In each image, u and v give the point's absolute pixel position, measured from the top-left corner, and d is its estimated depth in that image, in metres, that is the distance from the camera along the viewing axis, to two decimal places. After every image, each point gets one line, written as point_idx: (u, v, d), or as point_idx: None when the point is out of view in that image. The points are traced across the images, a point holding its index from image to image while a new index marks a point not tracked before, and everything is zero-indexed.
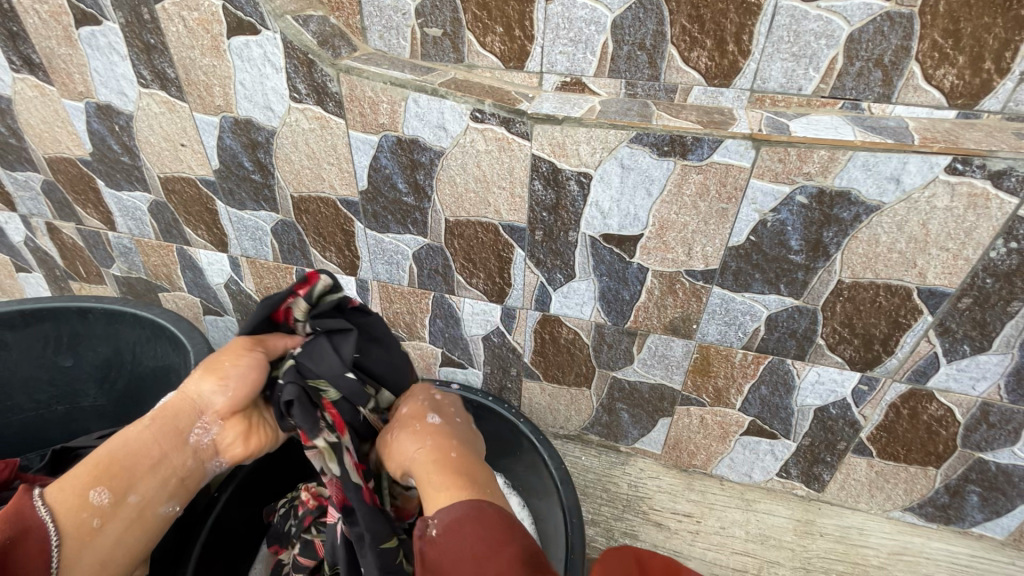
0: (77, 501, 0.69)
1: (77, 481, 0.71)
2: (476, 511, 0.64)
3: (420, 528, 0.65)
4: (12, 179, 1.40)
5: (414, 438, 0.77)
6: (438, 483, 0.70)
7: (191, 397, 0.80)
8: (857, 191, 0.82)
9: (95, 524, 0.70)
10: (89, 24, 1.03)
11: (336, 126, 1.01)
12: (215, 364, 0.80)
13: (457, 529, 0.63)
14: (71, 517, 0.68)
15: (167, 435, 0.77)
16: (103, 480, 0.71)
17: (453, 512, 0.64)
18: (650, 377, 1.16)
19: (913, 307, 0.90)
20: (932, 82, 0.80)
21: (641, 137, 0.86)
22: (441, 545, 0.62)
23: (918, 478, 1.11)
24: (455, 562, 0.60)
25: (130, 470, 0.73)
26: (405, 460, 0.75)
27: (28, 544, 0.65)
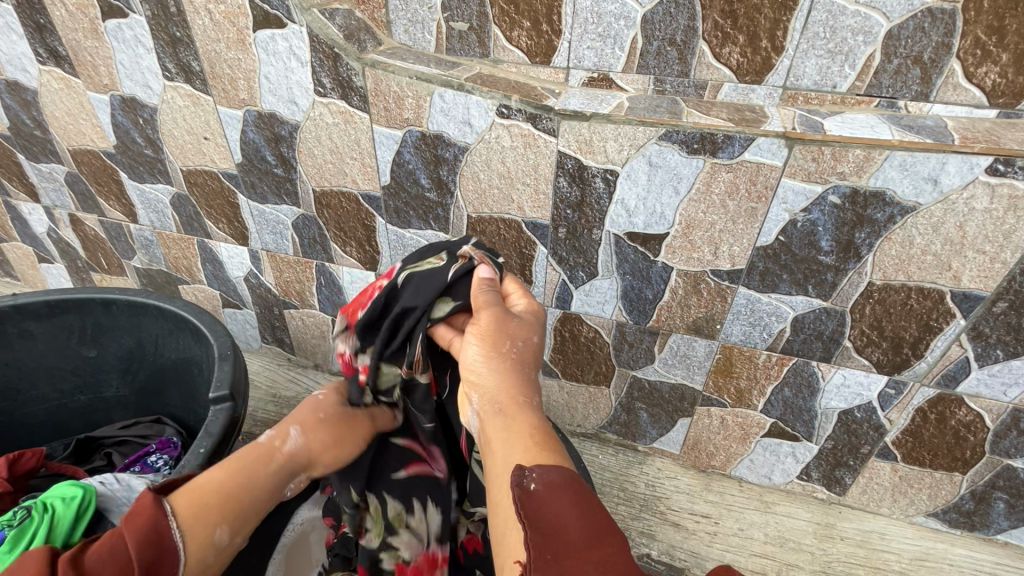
0: (206, 534, 0.64)
1: (213, 512, 0.66)
2: (585, 483, 0.54)
3: (516, 477, 0.54)
4: (36, 170, 1.41)
5: (507, 376, 0.67)
6: (533, 440, 0.60)
7: (303, 449, 0.80)
8: (891, 192, 0.80)
9: (209, 563, 0.64)
10: (116, 17, 1.04)
11: (360, 121, 1.01)
12: (339, 423, 0.84)
13: (560, 493, 0.52)
14: (196, 544, 0.63)
15: (273, 481, 0.75)
16: (226, 516, 0.67)
17: (559, 473, 0.54)
18: (671, 376, 1.15)
19: (946, 311, 0.89)
20: (973, 81, 0.78)
21: (669, 134, 0.84)
22: (545, 499, 0.52)
23: (943, 483, 1.09)
24: (556, 529, 0.49)
25: (246, 509, 0.70)
26: (493, 396, 0.66)
27: (158, 570, 0.59)
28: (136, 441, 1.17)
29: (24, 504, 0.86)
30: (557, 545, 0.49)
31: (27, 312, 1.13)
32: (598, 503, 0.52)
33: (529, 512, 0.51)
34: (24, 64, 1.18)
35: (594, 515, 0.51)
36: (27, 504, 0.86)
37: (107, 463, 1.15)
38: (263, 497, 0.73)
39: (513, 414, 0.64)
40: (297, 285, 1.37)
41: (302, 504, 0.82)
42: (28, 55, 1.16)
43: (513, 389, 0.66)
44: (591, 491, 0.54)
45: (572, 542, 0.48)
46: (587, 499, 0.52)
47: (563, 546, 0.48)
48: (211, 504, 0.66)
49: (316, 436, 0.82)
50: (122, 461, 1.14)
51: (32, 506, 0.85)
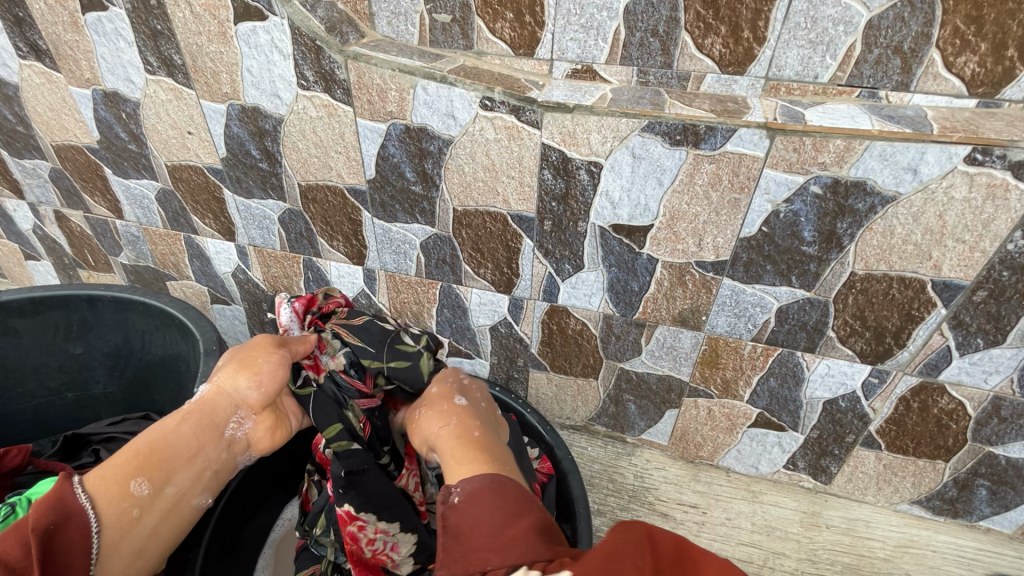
0: (117, 493, 0.69)
1: (124, 472, 0.70)
2: (498, 483, 0.63)
3: (443, 497, 0.64)
4: (20, 166, 1.40)
5: (438, 422, 0.79)
6: (463, 459, 0.71)
7: (224, 395, 0.79)
8: (873, 182, 0.80)
9: (134, 513, 0.70)
10: (96, 10, 1.02)
11: (344, 114, 1.00)
12: (244, 360, 0.79)
13: (478, 499, 0.61)
14: (112, 506, 0.68)
15: (205, 429, 0.77)
16: (143, 471, 0.71)
17: (475, 481, 0.63)
18: (658, 368, 1.16)
19: (927, 300, 0.89)
20: (952, 70, 0.78)
21: (652, 125, 0.84)
22: (463, 504, 0.61)
23: (926, 471, 1.11)
24: (473, 529, 0.58)
25: (168, 462, 0.73)
26: (433, 440, 0.77)
27: (68, 531, 0.64)
28: (123, 438, 1.17)
29: (7, 502, 0.86)
30: (475, 543, 0.56)
31: (11, 309, 1.13)
32: (515, 494, 0.62)
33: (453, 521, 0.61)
34: (3, 58, 1.17)
35: (505, 509, 0.59)
36: (11, 501, 0.86)
37: (95, 460, 1.14)
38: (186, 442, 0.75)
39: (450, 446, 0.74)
40: (285, 280, 1.36)
41: (259, 437, 0.82)
42: (8, 49, 1.15)
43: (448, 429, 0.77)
44: (505, 485, 0.63)
45: (482, 538, 0.56)
46: (500, 494, 0.61)
47: (478, 543, 0.56)
48: (121, 466, 0.70)
49: (225, 380, 0.80)
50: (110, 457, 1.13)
51: (17, 501, 0.86)
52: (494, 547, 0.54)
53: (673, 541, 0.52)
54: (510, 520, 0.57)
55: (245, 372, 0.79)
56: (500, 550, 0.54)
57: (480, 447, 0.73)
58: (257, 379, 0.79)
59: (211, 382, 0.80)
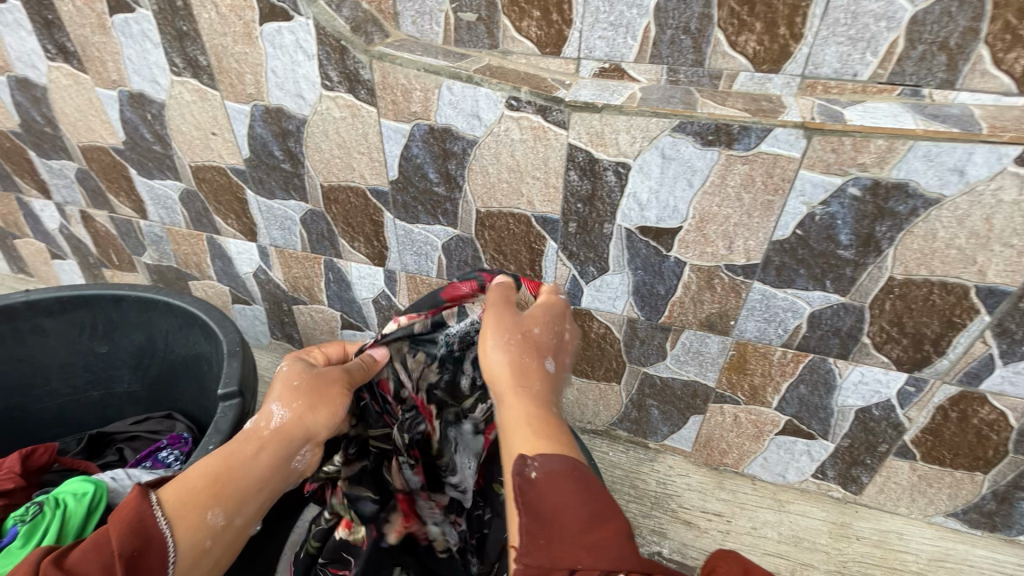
0: (196, 522, 0.61)
1: (203, 496, 0.63)
2: (582, 473, 0.56)
3: (518, 466, 0.57)
4: (47, 167, 1.42)
5: (516, 371, 0.67)
6: (538, 428, 0.62)
7: (300, 426, 0.71)
8: (915, 184, 0.77)
9: (207, 546, 0.62)
10: (123, 12, 1.03)
11: (367, 114, 1.00)
12: (313, 387, 0.72)
13: (561, 483, 0.55)
14: (188, 536, 0.60)
15: (278, 459, 0.69)
16: (219, 499, 0.64)
17: (559, 463, 0.56)
18: (683, 373, 1.13)
19: (970, 307, 0.86)
20: (1002, 67, 0.75)
21: (684, 125, 0.82)
22: (546, 488, 0.55)
23: (963, 483, 1.07)
24: (557, 517, 0.53)
25: (243, 490, 0.65)
26: (498, 387, 0.67)
27: (148, 561, 0.56)
28: (147, 437, 1.18)
29: (36, 499, 0.88)
30: (558, 535, 0.52)
31: (38, 308, 1.14)
32: (601, 489, 0.56)
33: (529, 500, 0.54)
34: (33, 61, 1.18)
35: (594, 503, 0.54)
36: (38, 500, 0.87)
37: (119, 458, 1.16)
38: (261, 471, 0.67)
39: (517, 402, 0.65)
40: (306, 280, 1.36)
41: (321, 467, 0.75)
42: (38, 51, 1.16)
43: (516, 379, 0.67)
44: (589, 476, 0.56)
45: (568, 533, 0.51)
46: (587, 486, 0.55)
47: (564, 534, 0.52)
48: (199, 489, 0.63)
49: (303, 408, 0.71)
50: (134, 456, 1.14)
51: (44, 501, 0.87)
52: (585, 543, 0.50)
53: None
54: (600, 521, 0.52)
55: (322, 404, 0.72)
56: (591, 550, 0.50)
57: (557, 418, 0.65)
58: (332, 411, 0.73)
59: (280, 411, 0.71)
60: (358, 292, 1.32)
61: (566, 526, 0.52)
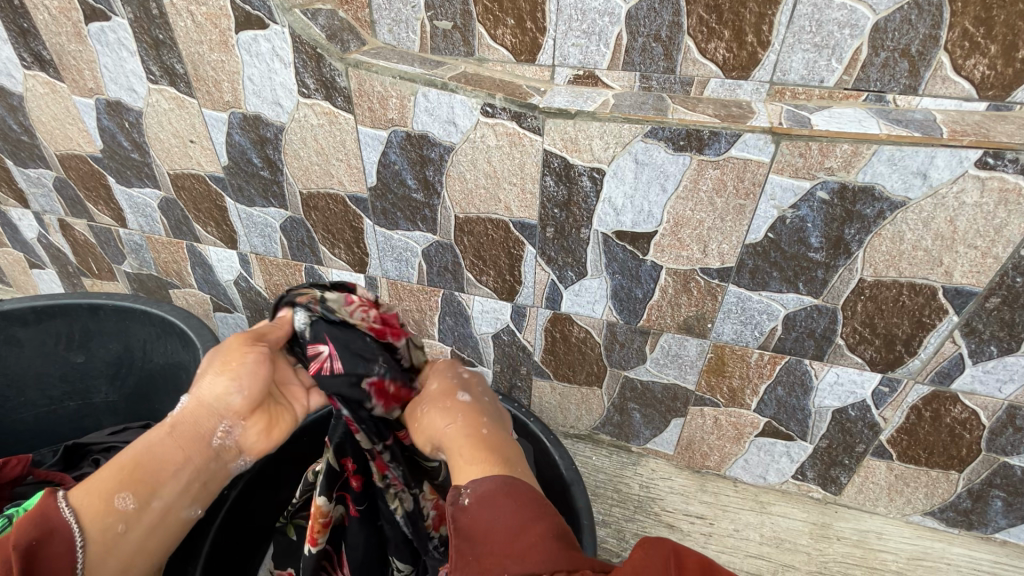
0: (101, 508, 0.62)
1: (109, 484, 0.63)
2: (512, 486, 0.59)
3: (452, 497, 0.61)
4: (24, 176, 1.40)
5: (444, 410, 0.74)
6: (472, 453, 0.67)
7: (206, 398, 0.69)
8: (881, 187, 0.79)
9: (120, 530, 0.63)
10: (98, 20, 1.03)
11: (345, 122, 1.00)
12: (223, 365, 0.70)
13: (493, 501, 0.58)
14: (96, 524, 0.61)
15: (189, 441, 0.68)
16: (128, 485, 0.64)
17: (486, 482, 0.60)
18: (663, 376, 1.14)
19: (938, 307, 0.87)
20: (962, 73, 0.77)
21: (656, 131, 0.83)
22: (475, 510, 0.58)
23: (939, 482, 1.08)
24: (487, 533, 0.55)
25: (152, 472, 0.65)
26: (434, 431, 0.73)
27: (52, 547, 0.58)
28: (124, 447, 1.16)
29: (5, 513, 0.86)
30: (490, 545, 0.55)
31: (13, 318, 1.13)
32: (530, 504, 0.58)
33: (461, 523, 0.58)
34: (9, 69, 1.18)
35: (521, 513, 0.56)
36: (9, 513, 0.86)
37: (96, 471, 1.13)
38: (173, 454, 0.67)
39: (463, 440, 0.69)
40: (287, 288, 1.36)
41: (255, 441, 0.72)
42: (13, 60, 1.16)
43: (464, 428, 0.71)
44: (521, 491, 0.59)
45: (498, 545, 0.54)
46: (516, 500, 0.58)
47: (496, 543, 0.54)
48: (108, 479, 0.63)
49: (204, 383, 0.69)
50: None
51: (15, 514, 0.85)
52: (514, 551, 0.53)
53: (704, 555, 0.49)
54: (521, 527, 0.55)
55: (226, 372, 0.69)
56: (519, 554, 0.52)
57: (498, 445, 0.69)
58: (243, 384, 0.70)
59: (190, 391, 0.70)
60: None
61: (496, 539, 0.54)
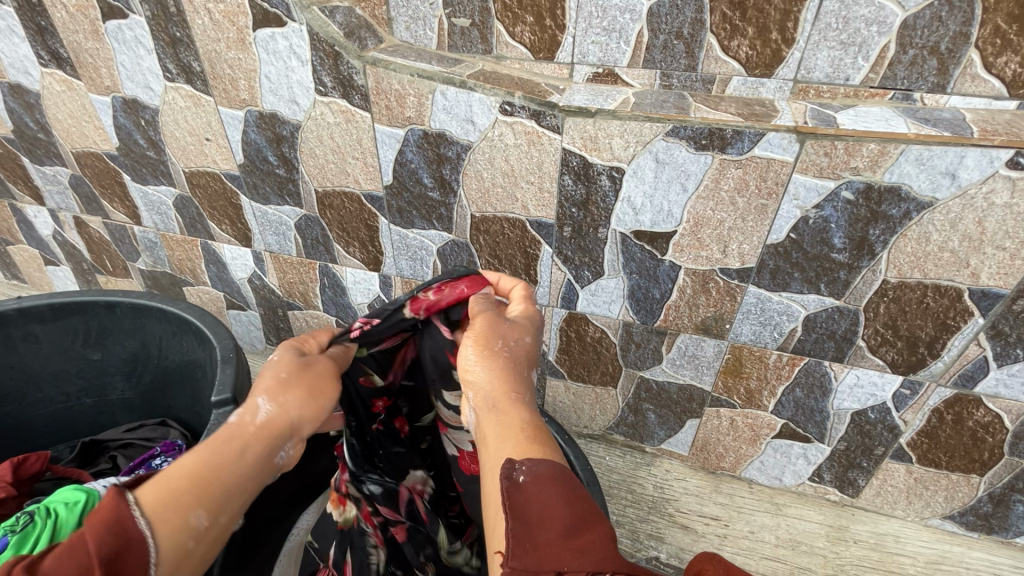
0: (179, 523, 0.57)
1: (187, 496, 0.58)
2: (570, 478, 0.55)
3: (505, 470, 0.56)
4: (41, 173, 1.41)
5: (503, 376, 0.69)
6: (527, 436, 0.61)
7: (291, 417, 0.68)
8: (907, 187, 0.78)
9: (190, 548, 0.58)
10: (116, 17, 1.03)
11: (361, 120, 1.00)
12: (309, 380, 0.70)
13: (549, 487, 0.53)
14: (168, 537, 0.56)
15: (266, 456, 0.65)
16: (204, 501, 0.59)
17: (547, 466, 0.55)
18: (679, 377, 1.13)
19: (964, 309, 0.86)
20: (992, 71, 0.75)
21: (677, 130, 0.82)
22: (532, 489, 0.53)
23: (959, 486, 1.07)
24: (545, 519, 0.51)
25: (229, 489, 0.61)
26: (487, 394, 0.68)
27: (125, 563, 0.52)
28: (140, 444, 1.16)
29: (26, 509, 0.87)
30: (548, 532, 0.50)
31: (31, 315, 1.13)
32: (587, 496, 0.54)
33: (515, 503, 0.53)
34: (26, 67, 1.18)
35: (580, 502, 0.53)
36: (30, 509, 0.86)
37: (112, 466, 1.14)
38: (248, 466, 0.64)
39: (507, 410, 0.66)
40: (301, 286, 1.36)
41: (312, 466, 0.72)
42: (31, 58, 1.16)
43: (508, 386, 0.68)
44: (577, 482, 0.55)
45: (554, 535, 0.49)
46: (574, 492, 0.53)
47: (549, 534, 0.50)
48: (182, 490, 0.58)
49: (294, 400, 0.68)
50: (127, 464, 1.13)
51: (35, 510, 0.86)
52: (571, 546, 0.48)
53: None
54: (584, 523, 0.50)
55: (309, 393, 0.70)
56: (574, 549, 0.48)
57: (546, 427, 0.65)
58: (321, 404, 0.70)
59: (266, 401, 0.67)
60: (353, 297, 1.32)
61: (552, 529, 0.50)
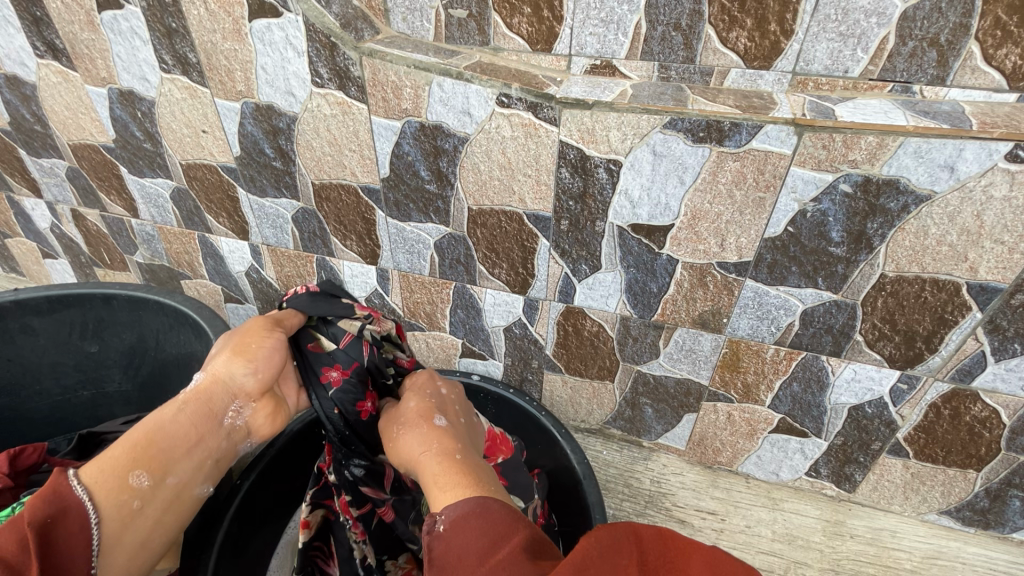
0: (117, 484, 0.65)
1: (122, 462, 0.67)
2: (485, 506, 0.57)
3: (427, 526, 0.58)
4: (37, 166, 1.41)
5: (421, 441, 0.73)
6: (447, 480, 0.65)
7: (223, 380, 0.76)
8: (906, 180, 0.77)
9: (136, 506, 0.67)
10: (111, 8, 1.02)
11: (358, 112, 0.99)
12: (238, 344, 0.78)
13: (461, 525, 0.56)
14: (109, 498, 0.64)
15: (203, 416, 0.74)
16: (141, 463, 0.68)
17: (460, 505, 0.58)
18: (676, 371, 1.13)
19: (962, 303, 0.86)
20: (992, 63, 0.75)
21: (675, 122, 0.82)
22: (449, 533, 0.56)
23: (956, 481, 1.07)
24: (459, 561, 0.53)
25: (167, 451, 0.70)
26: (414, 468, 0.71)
27: (67, 524, 0.61)
28: None
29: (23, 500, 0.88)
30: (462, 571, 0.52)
31: (28, 308, 1.13)
32: (500, 516, 0.56)
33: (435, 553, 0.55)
34: (22, 58, 1.17)
35: (492, 528, 0.54)
36: (24, 502, 0.87)
37: None
38: (185, 429, 0.72)
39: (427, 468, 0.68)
40: (298, 279, 1.36)
41: (265, 421, 0.80)
42: (26, 49, 1.15)
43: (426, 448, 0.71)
44: (491, 505, 0.58)
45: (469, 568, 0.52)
46: (483, 518, 0.56)
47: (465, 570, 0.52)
48: (118, 457, 0.67)
49: (222, 364, 0.77)
50: None
51: None
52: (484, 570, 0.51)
53: (657, 532, 0.52)
54: (495, 543, 0.53)
55: (242, 357, 0.77)
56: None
57: (467, 465, 0.67)
58: (253, 363, 0.78)
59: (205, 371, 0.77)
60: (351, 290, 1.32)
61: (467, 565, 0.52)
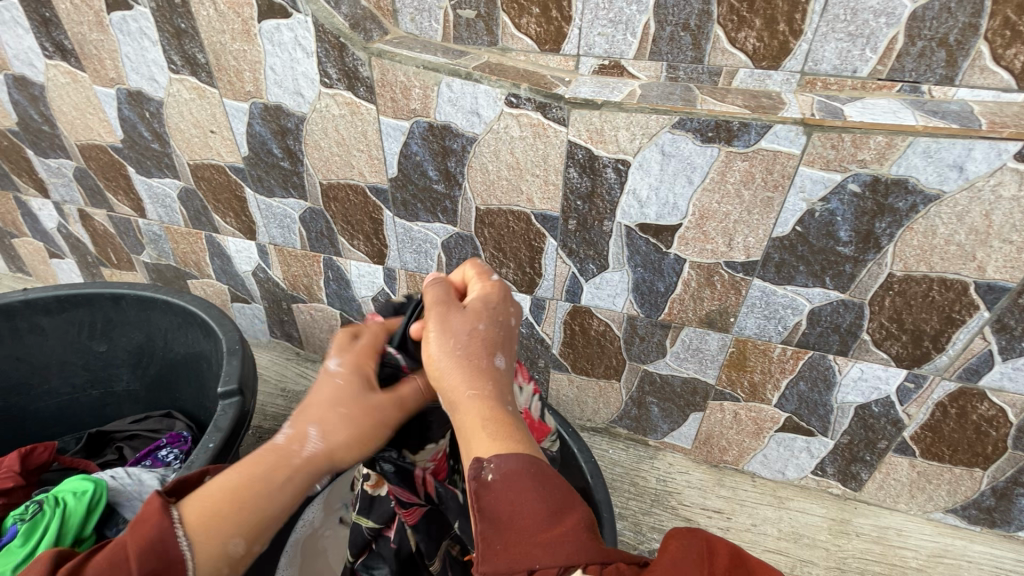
0: (217, 549, 0.55)
1: (227, 524, 0.57)
2: (541, 469, 0.54)
3: (473, 470, 0.54)
4: (45, 166, 1.41)
5: (463, 366, 0.65)
6: (495, 427, 0.60)
7: (332, 454, 0.64)
8: (914, 180, 0.77)
9: (223, 573, 0.56)
10: (120, 9, 1.03)
11: (367, 112, 0.99)
12: (358, 414, 0.67)
13: (517, 482, 0.52)
14: (207, 564, 0.54)
15: (302, 491, 0.63)
16: (242, 531, 0.57)
17: (515, 461, 0.53)
18: (683, 371, 1.14)
19: (969, 303, 0.86)
20: (1001, 63, 0.75)
21: (683, 122, 0.82)
22: (501, 489, 0.52)
23: (963, 479, 1.07)
24: (514, 519, 0.50)
25: (267, 521, 0.59)
26: (448, 387, 0.65)
27: None
28: (146, 436, 1.18)
29: (36, 499, 0.89)
30: (516, 533, 0.50)
31: (37, 307, 1.14)
32: (558, 487, 0.53)
33: (485, 503, 0.52)
34: (30, 58, 1.18)
35: (551, 499, 0.51)
36: (38, 499, 0.89)
37: (119, 458, 1.15)
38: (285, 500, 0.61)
39: (471, 400, 0.62)
40: (305, 279, 1.36)
41: None
42: (35, 49, 1.16)
43: (468, 377, 0.64)
44: (547, 471, 0.54)
45: (527, 536, 0.49)
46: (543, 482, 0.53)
47: (525, 534, 0.49)
48: (222, 510, 0.57)
49: (341, 437, 0.65)
50: (134, 455, 1.14)
51: (44, 499, 0.88)
52: (539, 542, 0.49)
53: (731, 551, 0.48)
54: (556, 518, 0.50)
55: (355, 434, 0.66)
56: (549, 548, 0.48)
57: (515, 418, 0.62)
58: (364, 442, 0.67)
59: (315, 436, 0.64)
60: (357, 290, 1.32)
61: (522, 530, 0.50)
